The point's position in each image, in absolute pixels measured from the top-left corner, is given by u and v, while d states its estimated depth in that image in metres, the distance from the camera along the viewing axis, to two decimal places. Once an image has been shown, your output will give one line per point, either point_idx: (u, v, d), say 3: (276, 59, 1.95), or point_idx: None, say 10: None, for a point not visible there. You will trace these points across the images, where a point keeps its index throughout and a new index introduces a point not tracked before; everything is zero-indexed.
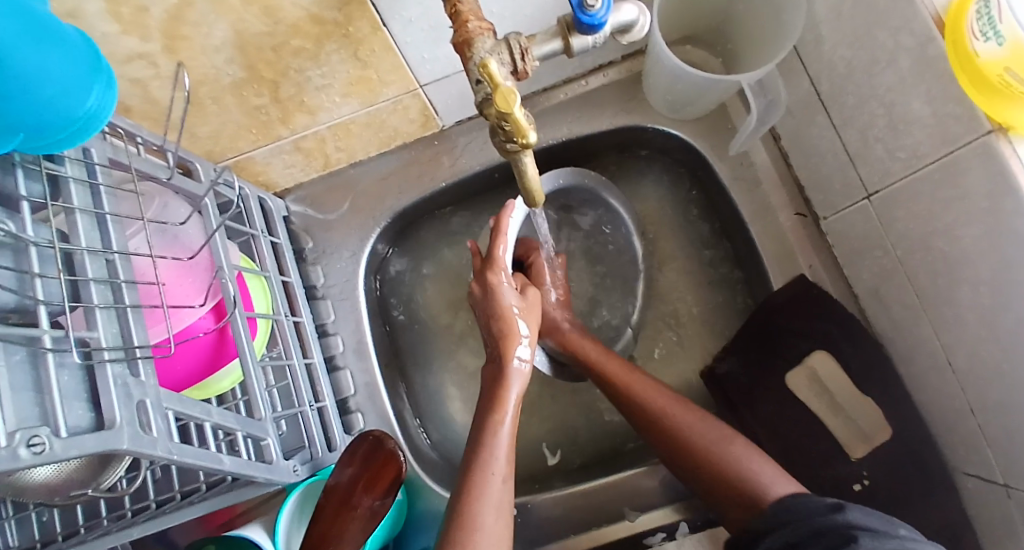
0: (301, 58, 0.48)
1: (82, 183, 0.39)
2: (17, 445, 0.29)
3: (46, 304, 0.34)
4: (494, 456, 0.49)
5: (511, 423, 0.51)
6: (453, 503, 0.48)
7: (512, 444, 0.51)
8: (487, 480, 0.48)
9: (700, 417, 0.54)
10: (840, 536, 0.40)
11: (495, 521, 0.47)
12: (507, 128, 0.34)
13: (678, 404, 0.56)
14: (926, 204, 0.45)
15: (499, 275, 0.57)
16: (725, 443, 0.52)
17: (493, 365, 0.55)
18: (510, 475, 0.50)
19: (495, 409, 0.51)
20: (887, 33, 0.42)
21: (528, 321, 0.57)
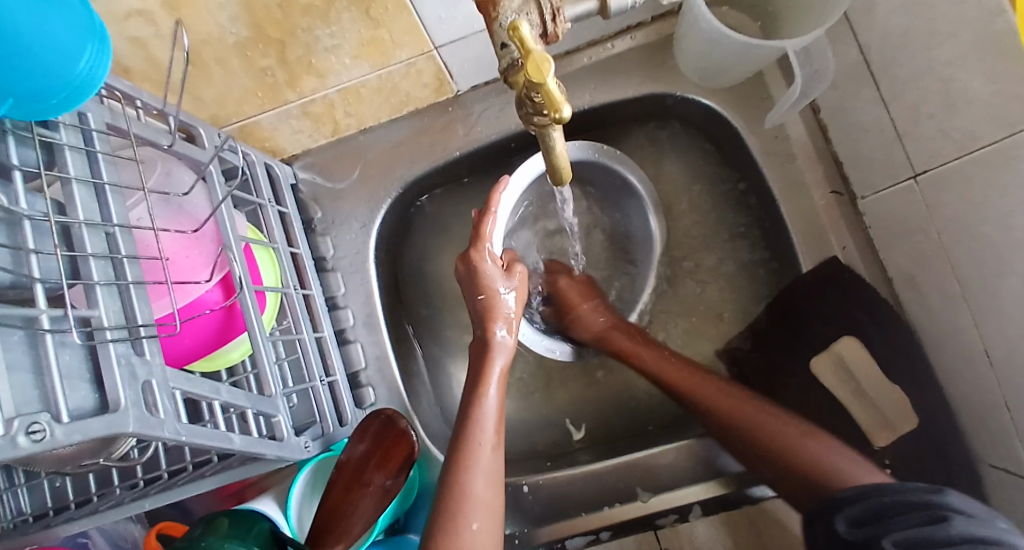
0: (310, 17, 0.45)
1: (78, 150, 0.36)
2: (16, 433, 0.28)
3: (43, 282, 0.32)
4: (480, 428, 0.48)
5: (496, 395, 0.50)
6: (445, 474, 0.47)
7: (499, 416, 0.50)
8: (475, 450, 0.47)
9: (770, 415, 0.54)
10: (930, 514, 0.40)
11: (486, 490, 0.46)
12: (538, 100, 0.31)
13: (742, 399, 0.55)
14: (978, 188, 0.42)
15: (483, 254, 0.54)
16: (803, 439, 0.52)
17: (477, 341, 0.53)
18: (500, 447, 0.49)
19: (479, 382, 0.50)
20: (950, 1, 0.38)
21: (517, 299, 0.54)
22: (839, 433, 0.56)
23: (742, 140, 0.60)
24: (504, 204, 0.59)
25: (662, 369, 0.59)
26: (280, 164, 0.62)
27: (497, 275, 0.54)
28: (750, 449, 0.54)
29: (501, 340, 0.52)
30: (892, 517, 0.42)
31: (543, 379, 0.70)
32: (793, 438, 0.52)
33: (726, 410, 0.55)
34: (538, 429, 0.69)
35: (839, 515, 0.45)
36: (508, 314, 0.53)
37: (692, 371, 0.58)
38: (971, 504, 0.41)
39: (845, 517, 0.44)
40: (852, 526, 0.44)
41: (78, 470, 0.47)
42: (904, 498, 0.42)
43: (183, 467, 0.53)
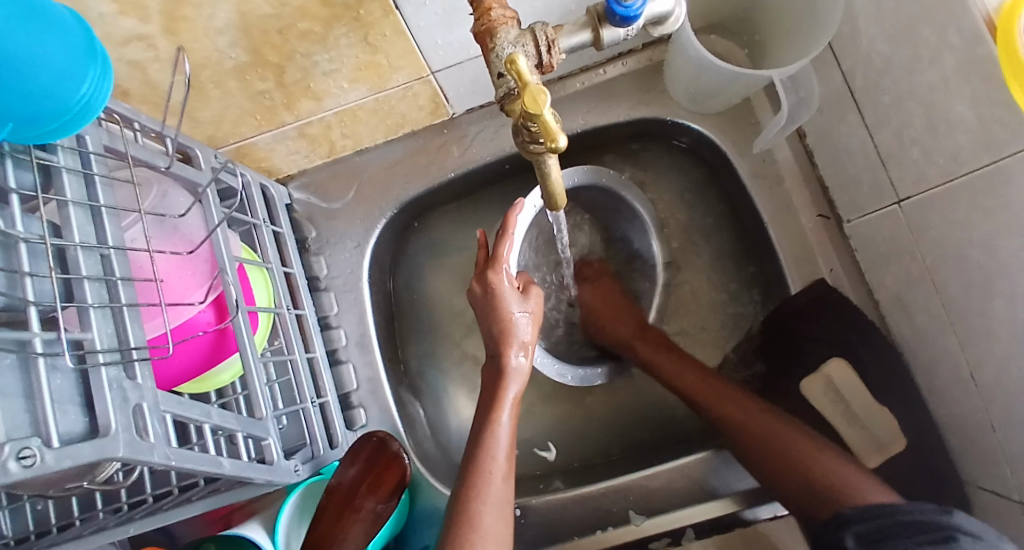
0: (309, 42, 0.45)
1: (75, 173, 0.37)
2: (6, 459, 0.27)
3: (37, 304, 0.32)
4: (491, 456, 0.48)
5: (509, 424, 0.50)
6: (456, 504, 0.47)
7: (511, 443, 0.50)
8: (487, 477, 0.47)
9: (790, 428, 0.53)
10: (938, 536, 0.41)
11: (495, 519, 0.46)
12: (535, 129, 0.31)
13: (762, 413, 0.55)
14: (963, 213, 0.43)
15: (500, 275, 0.54)
16: (815, 451, 0.51)
17: (492, 364, 0.53)
18: (510, 474, 0.49)
19: (492, 408, 0.50)
20: (933, 32, 0.40)
21: (532, 323, 0.54)
22: None
23: (732, 164, 0.61)
24: (521, 226, 0.59)
25: (682, 376, 0.60)
26: (275, 183, 0.62)
27: (513, 297, 0.53)
28: (760, 459, 0.53)
29: (517, 365, 0.52)
30: (903, 535, 0.43)
31: (535, 397, 0.70)
32: (800, 449, 0.51)
33: (741, 419, 0.55)
34: (532, 451, 0.68)
35: (847, 531, 0.46)
36: (523, 340, 0.53)
37: (710, 377, 0.59)
38: (979, 526, 0.41)
39: (855, 532, 0.45)
40: (863, 542, 0.45)
41: (60, 494, 0.46)
42: (916, 518, 0.43)
43: (170, 489, 0.52)
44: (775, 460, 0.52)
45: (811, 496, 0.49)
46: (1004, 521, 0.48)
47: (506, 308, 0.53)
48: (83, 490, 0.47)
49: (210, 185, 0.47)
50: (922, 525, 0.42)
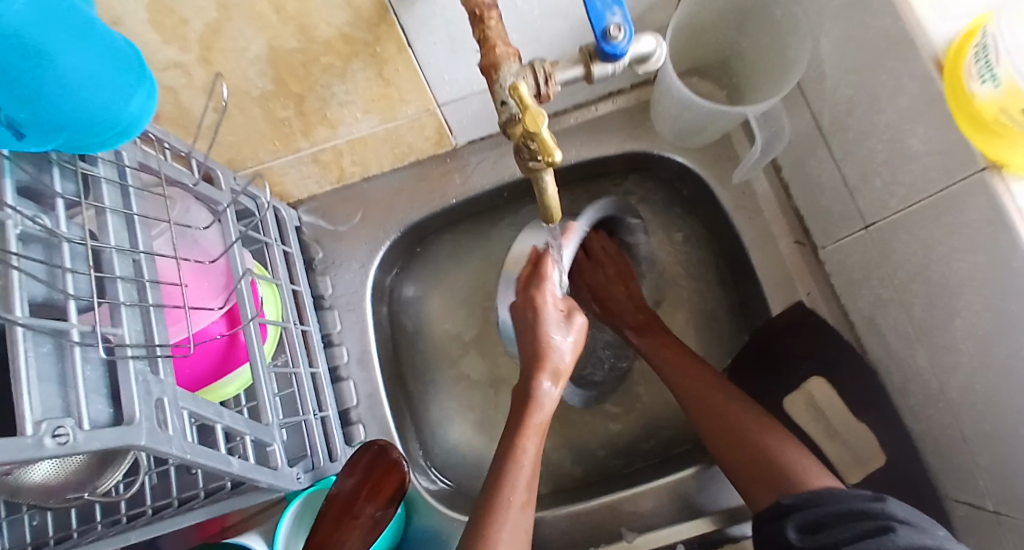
0: (328, 75, 0.50)
1: (113, 184, 0.40)
2: (42, 435, 0.29)
3: (76, 298, 0.34)
4: (513, 484, 0.49)
5: (534, 449, 0.51)
6: (473, 528, 0.48)
7: (534, 468, 0.51)
8: (505, 504, 0.48)
9: (753, 416, 0.55)
10: (874, 523, 0.42)
11: (509, 543, 0.47)
12: (532, 147, 0.34)
13: (736, 398, 0.57)
14: (924, 235, 0.47)
15: (546, 295, 0.54)
16: (766, 433, 0.54)
17: (521, 387, 0.53)
18: (528, 502, 0.50)
19: (518, 432, 0.51)
20: (888, 73, 0.45)
21: (570, 351, 0.54)
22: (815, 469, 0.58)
23: (715, 194, 0.65)
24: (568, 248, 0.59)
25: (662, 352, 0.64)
26: (287, 206, 0.66)
27: (553, 320, 0.54)
28: (715, 442, 0.56)
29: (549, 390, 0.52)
30: (843, 525, 0.43)
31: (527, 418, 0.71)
32: (757, 428, 0.54)
33: (708, 399, 0.58)
34: None
35: (790, 520, 0.47)
36: (557, 367, 0.53)
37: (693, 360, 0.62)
38: (911, 513, 0.43)
39: (796, 523, 0.46)
40: (804, 534, 0.45)
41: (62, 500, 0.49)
42: (852, 507, 0.44)
43: (170, 500, 0.53)
44: (729, 445, 0.55)
45: (753, 478, 0.52)
46: (982, 534, 0.50)
47: (547, 331, 0.53)
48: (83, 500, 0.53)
49: (229, 204, 0.50)
50: (858, 514, 0.43)
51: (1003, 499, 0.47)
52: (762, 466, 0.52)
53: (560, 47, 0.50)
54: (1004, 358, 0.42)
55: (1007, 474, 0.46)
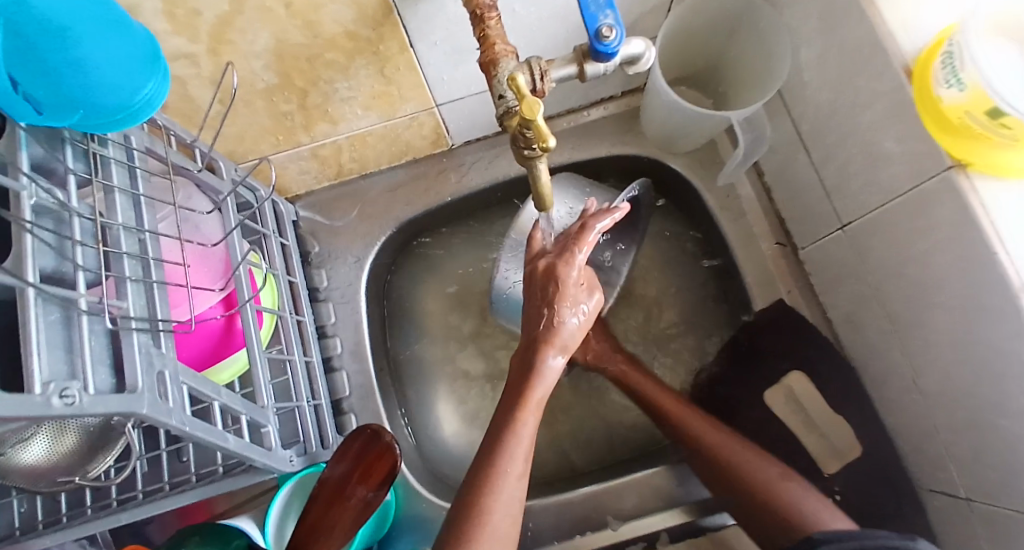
0: (332, 71, 0.52)
1: (121, 164, 0.41)
2: (50, 395, 0.30)
3: (84, 271, 0.35)
4: (509, 458, 0.50)
5: (532, 425, 0.51)
6: (465, 507, 0.49)
7: (530, 444, 0.51)
8: (500, 476, 0.49)
9: (758, 460, 0.56)
10: None
11: (504, 517, 0.48)
12: (529, 135, 0.37)
13: (740, 444, 0.58)
14: (898, 233, 0.50)
15: (570, 267, 0.52)
16: (780, 481, 0.54)
17: (526, 358, 0.53)
18: (523, 475, 0.51)
19: (518, 407, 0.51)
20: (864, 80, 0.48)
21: (579, 328, 0.53)
22: (796, 460, 0.61)
23: (702, 197, 0.68)
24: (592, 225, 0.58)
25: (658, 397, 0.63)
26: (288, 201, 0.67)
27: (574, 297, 0.53)
28: (724, 486, 0.57)
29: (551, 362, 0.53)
30: None
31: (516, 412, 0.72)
32: (766, 477, 0.55)
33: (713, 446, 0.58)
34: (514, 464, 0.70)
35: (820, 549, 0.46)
36: (564, 342, 0.53)
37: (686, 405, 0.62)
38: None
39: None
40: None
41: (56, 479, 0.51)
42: (880, 542, 0.42)
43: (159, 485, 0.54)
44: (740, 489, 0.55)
45: (778, 521, 0.53)
46: (955, 519, 0.53)
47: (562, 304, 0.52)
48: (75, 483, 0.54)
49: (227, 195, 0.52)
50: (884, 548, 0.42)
51: (975, 484, 0.49)
52: (737, 482, 0.56)
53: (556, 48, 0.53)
54: (974, 348, 0.45)
55: (978, 461, 0.48)
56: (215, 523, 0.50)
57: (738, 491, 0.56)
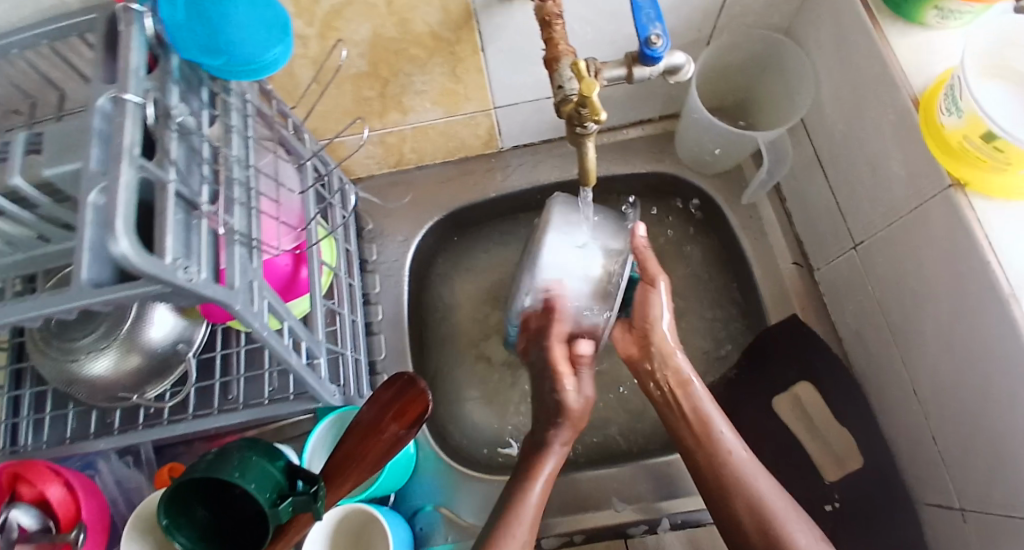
0: (413, 65, 0.61)
1: (241, 109, 0.49)
2: (177, 266, 0.37)
3: (207, 184, 0.43)
4: (518, 518, 0.52)
5: (540, 493, 0.55)
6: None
7: (538, 512, 0.54)
8: (508, 535, 0.51)
9: (777, 492, 0.53)
10: None
11: None
12: (583, 112, 0.44)
13: (762, 476, 0.54)
14: (900, 250, 0.55)
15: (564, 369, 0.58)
16: (789, 518, 0.52)
17: (536, 437, 0.58)
18: (529, 541, 0.53)
19: (527, 476, 0.55)
20: (877, 112, 0.54)
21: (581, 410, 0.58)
22: (796, 463, 0.64)
23: (726, 215, 0.74)
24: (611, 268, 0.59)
25: (682, 428, 0.59)
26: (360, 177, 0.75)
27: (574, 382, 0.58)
28: (734, 532, 0.53)
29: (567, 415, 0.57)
30: None
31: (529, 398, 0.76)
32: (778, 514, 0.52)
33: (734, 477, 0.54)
34: None
35: None
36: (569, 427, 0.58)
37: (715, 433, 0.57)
38: None
39: None
40: None
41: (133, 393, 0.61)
42: None
43: (211, 410, 0.62)
44: (755, 532, 0.52)
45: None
46: (949, 530, 0.55)
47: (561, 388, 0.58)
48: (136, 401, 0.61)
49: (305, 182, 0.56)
50: None
51: (966, 493, 0.52)
52: (735, 495, 0.53)
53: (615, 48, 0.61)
54: (965, 354, 0.49)
55: (968, 467, 0.51)
56: (262, 443, 0.51)
57: (732, 502, 0.53)
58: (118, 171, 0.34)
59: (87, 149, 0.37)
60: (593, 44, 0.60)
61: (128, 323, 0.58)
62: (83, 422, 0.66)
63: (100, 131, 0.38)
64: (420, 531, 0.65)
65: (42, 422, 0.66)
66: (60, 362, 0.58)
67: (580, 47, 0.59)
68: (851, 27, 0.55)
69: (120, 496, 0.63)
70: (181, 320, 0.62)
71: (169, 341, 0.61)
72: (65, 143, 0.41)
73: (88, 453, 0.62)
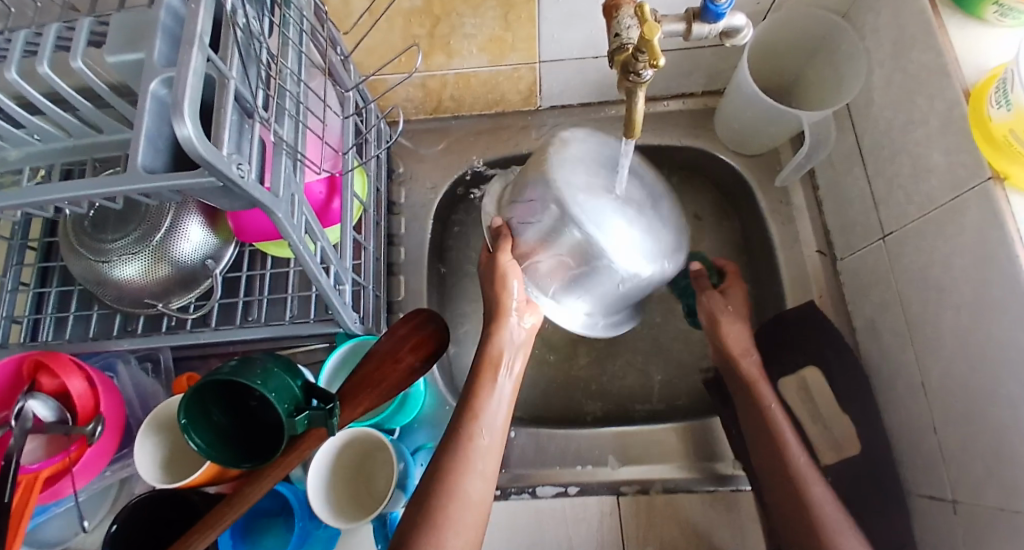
0: (466, 5, 0.60)
1: (299, 25, 0.50)
2: (232, 161, 0.37)
3: (262, 90, 0.44)
4: (477, 431, 0.53)
5: (498, 407, 0.56)
6: (444, 459, 0.51)
7: (501, 426, 0.55)
8: (471, 445, 0.52)
9: (828, 494, 0.55)
10: None
11: (475, 492, 0.50)
12: (642, 55, 0.43)
13: (813, 474, 0.56)
14: (928, 242, 0.55)
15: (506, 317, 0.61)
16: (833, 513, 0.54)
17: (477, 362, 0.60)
18: (497, 455, 0.54)
19: (478, 393, 0.57)
20: (925, 101, 0.54)
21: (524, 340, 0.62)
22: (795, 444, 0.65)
23: (756, 197, 0.75)
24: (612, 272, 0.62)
25: (750, 422, 0.62)
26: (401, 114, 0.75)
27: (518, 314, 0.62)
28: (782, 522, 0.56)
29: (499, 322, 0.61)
30: None
31: (537, 356, 0.78)
32: (824, 510, 0.54)
33: (791, 472, 0.57)
34: (531, 405, 0.75)
35: None
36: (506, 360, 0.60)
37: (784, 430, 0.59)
38: None
39: None
40: None
41: (157, 304, 0.62)
42: None
43: (232, 325, 0.64)
44: (800, 521, 0.54)
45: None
46: (938, 522, 0.56)
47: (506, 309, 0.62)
48: (158, 310, 0.63)
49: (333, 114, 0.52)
50: None
51: (961, 485, 0.53)
52: (795, 493, 0.55)
53: (676, 4, 0.61)
54: (980, 347, 0.49)
55: (967, 459, 0.52)
56: (283, 357, 0.51)
57: (790, 498, 0.56)
58: (187, 57, 0.34)
59: (151, 41, 0.37)
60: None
61: (162, 231, 0.59)
62: (105, 325, 0.67)
63: (167, 25, 0.38)
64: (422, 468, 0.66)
65: (64, 321, 0.67)
66: (93, 263, 0.59)
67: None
68: (912, 12, 0.55)
69: (135, 399, 0.65)
70: (212, 235, 0.63)
71: (198, 256, 0.62)
72: (130, 33, 0.40)
73: (109, 352, 0.64)
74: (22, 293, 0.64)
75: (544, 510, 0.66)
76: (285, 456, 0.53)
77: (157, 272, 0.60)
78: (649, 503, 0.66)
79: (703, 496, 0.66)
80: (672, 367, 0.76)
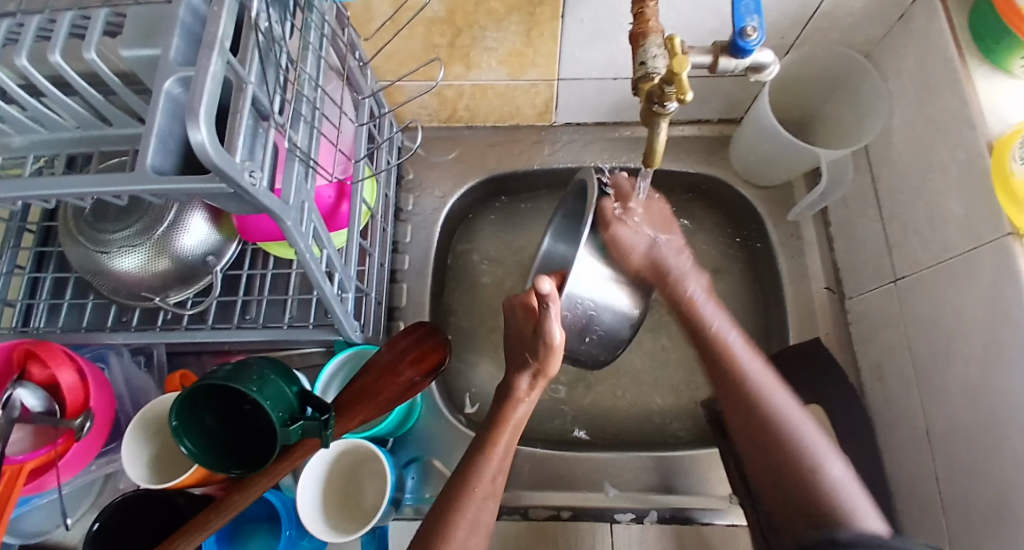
0: (489, 19, 0.59)
1: (320, 28, 0.49)
2: (245, 168, 0.36)
3: (279, 94, 0.43)
4: (478, 476, 0.51)
5: (504, 450, 0.53)
6: (442, 508, 0.50)
7: (502, 471, 0.53)
8: (469, 490, 0.51)
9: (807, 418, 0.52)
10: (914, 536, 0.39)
11: (466, 538, 0.49)
12: (668, 89, 0.42)
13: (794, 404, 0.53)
14: (941, 290, 0.54)
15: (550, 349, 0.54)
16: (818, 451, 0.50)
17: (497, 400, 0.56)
18: (493, 498, 0.52)
19: (493, 433, 0.54)
20: (946, 150, 0.54)
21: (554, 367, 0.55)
22: None
23: (767, 228, 0.74)
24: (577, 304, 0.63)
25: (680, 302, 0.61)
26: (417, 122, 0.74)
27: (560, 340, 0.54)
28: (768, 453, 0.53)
29: (522, 388, 0.55)
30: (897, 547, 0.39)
31: None
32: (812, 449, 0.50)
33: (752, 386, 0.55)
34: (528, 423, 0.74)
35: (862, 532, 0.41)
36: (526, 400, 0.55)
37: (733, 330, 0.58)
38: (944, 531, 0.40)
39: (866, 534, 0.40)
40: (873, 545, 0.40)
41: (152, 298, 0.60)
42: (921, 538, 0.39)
43: (229, 325, 0.63)
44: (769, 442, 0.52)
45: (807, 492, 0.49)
46: None
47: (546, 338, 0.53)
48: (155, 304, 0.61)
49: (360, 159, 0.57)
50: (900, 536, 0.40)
51: (960, 538, 0.52)
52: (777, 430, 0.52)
53: (703, 35, 0.60)
54: (987, 403, 0.49)
55: (967, 514, 0.51)
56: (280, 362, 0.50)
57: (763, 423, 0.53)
58: (207, 60, 0.33)
59: (168, 38, 0.37)
60: (678, 27, 0.59)
61: (165, 224, 0.58)
62: (99, 315, 0.66)
63: (186, 22, 0.37)
64: (412, 479, 0.66)
65: (58, 308, 0.66)
66: (90, 250, 0.58)
67: (669, 26, 0.58)
68: (938, 59, 0.54)
69: (126, 394, 0.64)
70: (214, 231, 0.62)
71: (199, 252, 0.61)
72: (146, 26, 0.38)
73: (101, 345, 0.63)
74: (16, 277, 0.63)
75: (537, 533, 0.66)
76: (275, 465, 0.52)
77: (156, 266, 0.59)
78: (643, 532, 0.65)
79: (697, 528, 0.65)
80: (673, 394, 0.75)
